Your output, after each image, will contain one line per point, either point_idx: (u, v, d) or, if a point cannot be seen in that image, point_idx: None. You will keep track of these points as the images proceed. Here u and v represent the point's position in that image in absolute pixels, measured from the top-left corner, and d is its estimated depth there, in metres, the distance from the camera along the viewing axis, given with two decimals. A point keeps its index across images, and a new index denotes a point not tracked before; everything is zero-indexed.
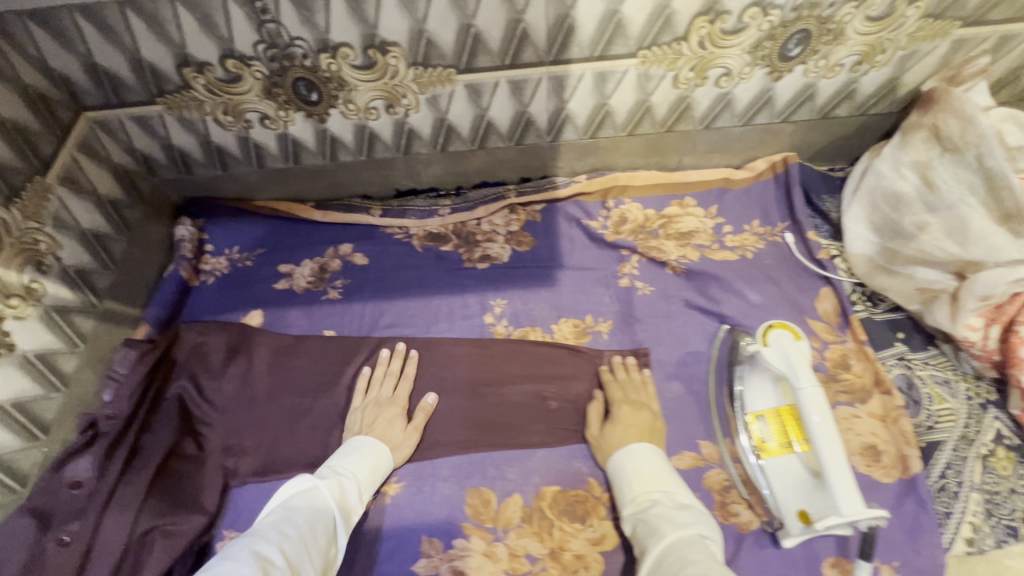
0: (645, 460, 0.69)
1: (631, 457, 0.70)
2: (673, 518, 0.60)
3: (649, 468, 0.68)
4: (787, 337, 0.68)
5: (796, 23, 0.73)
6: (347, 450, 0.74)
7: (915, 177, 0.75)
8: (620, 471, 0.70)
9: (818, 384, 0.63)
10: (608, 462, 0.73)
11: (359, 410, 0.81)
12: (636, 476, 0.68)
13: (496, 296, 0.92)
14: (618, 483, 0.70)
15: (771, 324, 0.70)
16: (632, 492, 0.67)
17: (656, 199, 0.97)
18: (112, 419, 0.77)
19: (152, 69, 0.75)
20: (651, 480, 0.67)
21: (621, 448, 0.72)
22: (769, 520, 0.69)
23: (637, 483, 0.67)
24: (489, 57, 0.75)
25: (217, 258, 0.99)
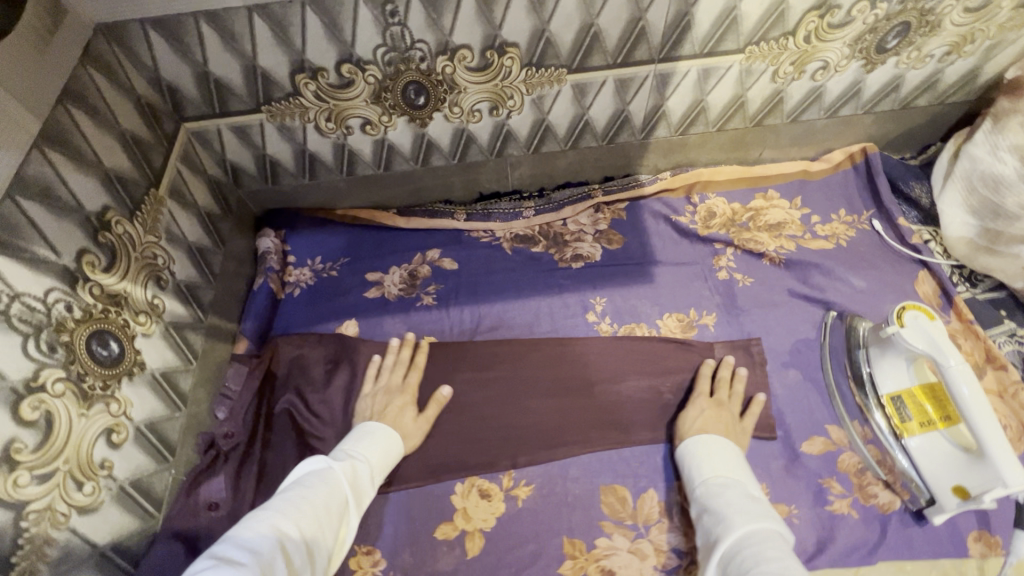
0: (717, 450, 0.69)
1: (700, 446, 0.70)
2: (740, 504, 0.60)
3: (717, 457, 0.68)
4: (923, 318, 0.69)
5: (899, 16, 0.76)
6: (359, 435, 0.73)
7: (1015, 160, 0.77)
8: (690, 460, 0.70)
9: (965, 362, 0.65)
10: (679, 450, 0.73)
11: (368, 397, 0.80)
12: (704, 465, 0.68)
13: (596, 294, 0.92)
14: (686, 470, 0.70)
15: (903, 306, 0.71)
16: (700, 479, 0.67)
17: (742, 192, 0.99)
18: (230, 437, 0.75)
19: (265, 76, 0.73)
20: (718, 469, 0.66)
21: (690, 438, 0.72)
22: (912, 498, 0.70)
23: (704, 471, 0.67)
24: (603, 56, 0.76)
25: (300, 269, 0.96)
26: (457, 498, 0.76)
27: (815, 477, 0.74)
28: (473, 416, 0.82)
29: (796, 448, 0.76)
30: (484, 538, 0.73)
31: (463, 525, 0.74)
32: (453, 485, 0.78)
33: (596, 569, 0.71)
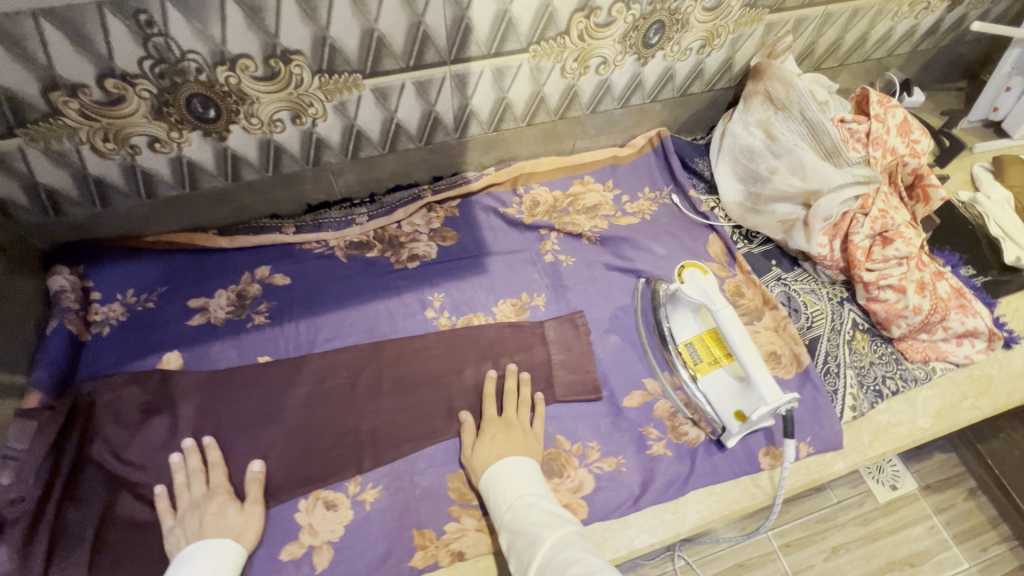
0: (517, 466, 0.71)
1: (497, 472, 0.72)
2: (546, 527, 0.62)
3: (515, 478, 0.70)
4: (697, 273, 0.81)
5: (653, 15, 0.87)
6: (180, 565, 0.65)
7: (761, 133, 0.94)
8: (490, 490, 0.71)
9: (730, 305, 0.76)
10: (478, 480, 0.73)
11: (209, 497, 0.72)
12: (505, 490, 0.69)
13: (433, 291, 0.95)
14: (490, 500, 0.70)
15: (683, 265, 0.83)
16: (503, 508, 0.68)
17: (561, 180, 1.07)
18: (17, 503, 0.67)
19: (10, 97, 0.66)
20: (517, 491, 0.69)
21: (488, 467, 0.73)
22: (713, 429, 0.81)
23: (505, 496, 0.69)
24: (394, 59, 0.78)
25: (108, 305, 0.88)
26: (300, 515, 0.74)
27: (635, 427, 0.82)
28: (313, 429, 0.81)
29: (618, 404, 0.84)
30: (332, 550, 0.72)
31: (309, 541, 0.73)
32: (296, 502, 0.75)
33: (446, 554, 0.73)
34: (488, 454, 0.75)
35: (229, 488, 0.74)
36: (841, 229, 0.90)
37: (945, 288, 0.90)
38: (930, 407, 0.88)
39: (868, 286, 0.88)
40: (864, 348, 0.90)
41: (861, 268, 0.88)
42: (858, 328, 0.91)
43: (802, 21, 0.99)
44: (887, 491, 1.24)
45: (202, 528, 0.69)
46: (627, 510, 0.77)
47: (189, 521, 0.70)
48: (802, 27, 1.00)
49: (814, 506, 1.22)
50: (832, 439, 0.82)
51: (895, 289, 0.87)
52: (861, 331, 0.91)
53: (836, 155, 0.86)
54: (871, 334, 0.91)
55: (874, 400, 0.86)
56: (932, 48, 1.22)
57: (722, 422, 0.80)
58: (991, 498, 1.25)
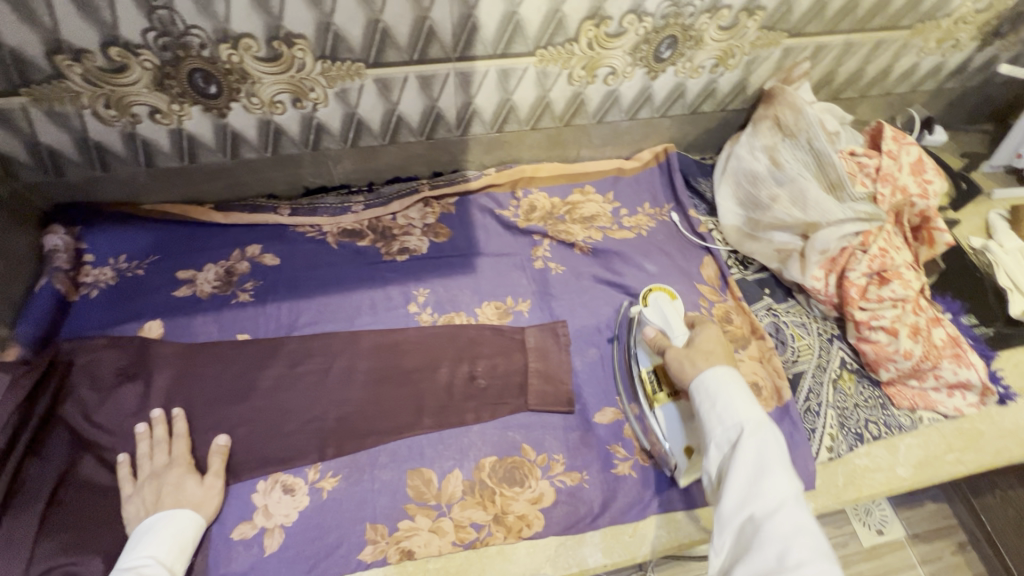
0: (737, 389, 0.63)
1: (722, 385, 0.64)
2: (773, 469, 0.55)
3: (746, 398, 0.61)
4: (663, 298, 0.83)
5: (665, 30, 0.86)
6: (140, 536, 0.66)
7: (766, 158, 0.92)
8: (709, 395, 0.64)
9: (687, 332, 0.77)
10: (698, 378, 0.66)
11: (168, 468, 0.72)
12: (731, 407, 0.61)
13: (419, 286, 0.94)
14: (703, 404, 0.64)
15: (651, 287, 0.85)
16: (724, 422, 0.61)
17: (561, 188, 1.06)
18: None
19: (16, 57, 0.67)
20: (748, 413, 0.60)
21: (703, 369, 0.67)
22: (666, 463, 0.78)
23: (734, 413, 0.61)
24: (397, 51, 0.78)
25: (100, 268, 0.89)
26: (257, 496, 0.74)
27: (603, 444, 0.81)
28: (280, 412, 0.81)
29: (589, 419, 0.83)
30: (284, 534, 0.72)
31: (262, 523, 0.73)
32: (255, 483, 0.75)
33: (396, 551, 0.72)
34: (697, 361, 0.69)
35: (190, 460, 0.74)
36: (838, 265, 0.87)
37: (940, 335, 0.87)
38: (912, 456, 0.85)
39: (859, 325, 0.85)
40: (849, 389, 0.87)
41: (853, 305, 0.85)
42: (846, 367, 0.88)
43: (821, 49, 0.97)
44: (872, 534, 1.21)
45: (158, 499, 0.70)
46: (583, 528, 0.76)
47: (147, 490, 0.71)
48: (821, 54, 0.98)
49: None
50: (804, 479, 0.80)
51: (888, 331, 0.84)
52: (848, 371, 0.88)
53: (840, 188, 0.86)
54: (859, 375, 0.89)
55: (853, 443, 0.84)
56: (959, 88, 1.18)
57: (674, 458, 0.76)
58: (980, 554, 1.20)
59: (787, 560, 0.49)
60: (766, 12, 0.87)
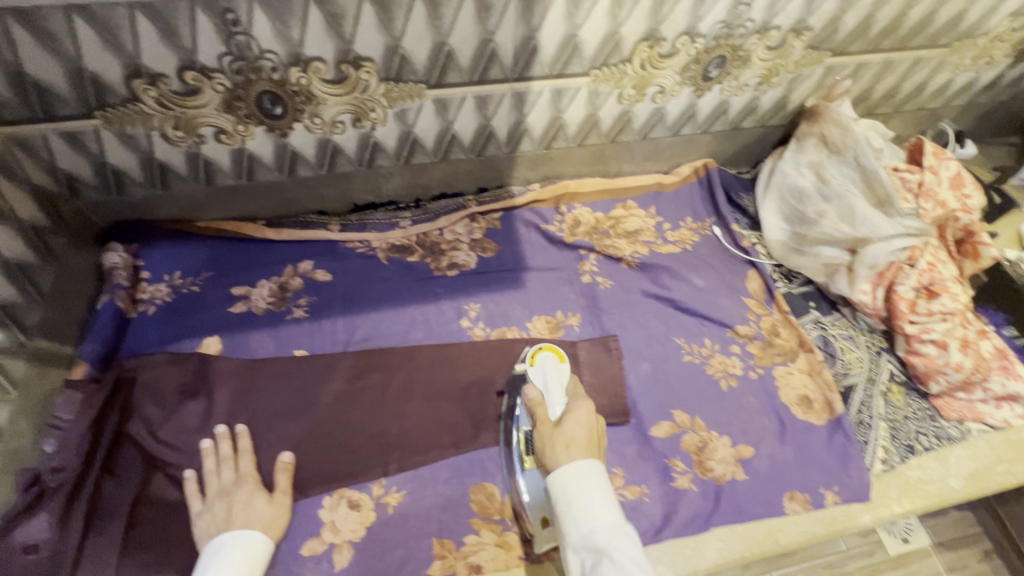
0: (592, 486, 0.62)
1: (577, 484, 0.63)
2: (635, 574, 0.54)
3: (600, 499, 0.61)
4: (550, 358, 0.85)
5: (716, 50, 0.88)
6: (209, 556, 0.65)
7: (811, 175, 0.94)
8: (564, 496, 0.63)
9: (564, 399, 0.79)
10: (552, 477, 0.65)
11: (237, 486, 0.72)
12: (588, 510, 0.60)
13: (469, 301, 0.96)
14: (560, 505, 0.63)
15: (541, 346, 0.87)
16: (582, 529, 0.60)
17: (603, 203, 1.07)
18: (59, 472, 0.69)
19: (95, 80, 0.69)
20: (603, 518, 0.60)
21: (563, 462, 0.65)
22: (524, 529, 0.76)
23: (589, 517, 0.60)
24: (459, 73, 0.80)
25: (155, 285, 0.89)
26: (324, 512, 0.75)
27: (661, 458, 0.81)
28: (343, 427, 0.81)
29: (646, 433, 0.83)
30: (352, 549, 0.73)
31: (330, 538, 0.73)
32: (321, 499, 0.76)
33: (464, 566, 0.73)
34: (557, 450, 0.67)
35: (257, 477, 0.74)
36: (886, 278, 0.89)
37: (987, 348, 0.88)
38: (963, 467, 0.86)
39: (909, 338, 0.86)
40: (899, 401, 0.88)
41: (903, 319, 0.87)
42: (895, 379, 0.90)
43: (862, 67, 0.99)
44: (899, 544, 1.22)
45: (230, 515, 0.69)
46: (646, 541, 0.76)
47: (217, 506, 0.70)
48: (862, 71, 1.00)
49: (821, 552, 1.19)
50: (861, 491, 0.81)
51: (938, 344, 0.85)
52: (897, 383, 0.90)
53: (889, 205, 0.88)
54: (908, 387, 0.90)
55: (905, 454, 0.85)
56: (989, 102, 1.20)
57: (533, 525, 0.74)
58: (1007, 562, 1.21)
59: None
60: (813, 32, 0.89)
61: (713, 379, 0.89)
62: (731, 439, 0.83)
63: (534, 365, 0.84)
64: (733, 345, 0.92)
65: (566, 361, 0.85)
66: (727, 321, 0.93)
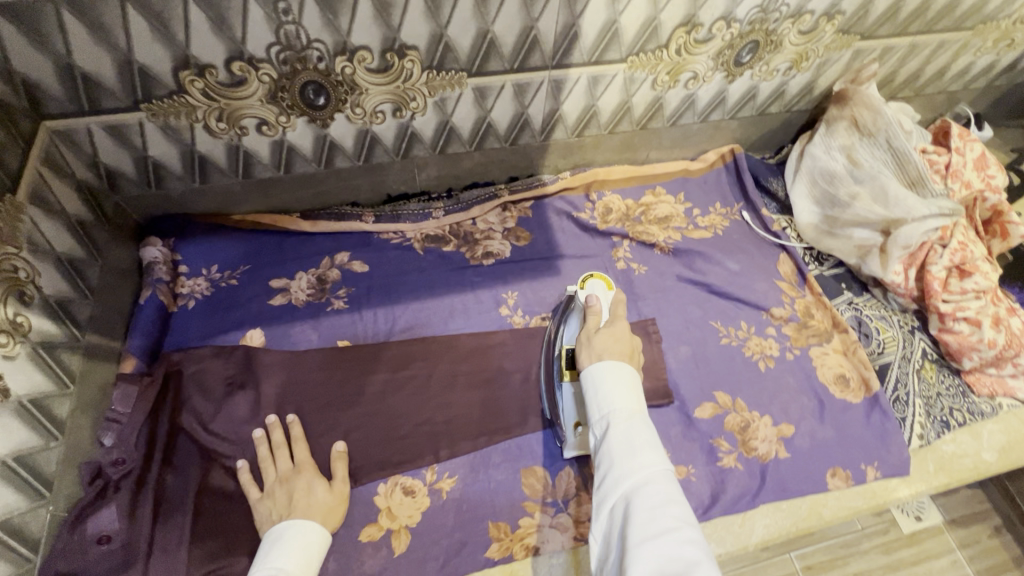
0: (620, 377, 0.64)
1: (605, 374, 0.65)
2: (639, 451, 0.56)
3: (624, 388, 0.63)
4: (599, 284, 0.86)
5: (750, 35, 0.88)
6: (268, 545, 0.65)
7: (843, 158, 0.95)
8: (592, 382, 0.65)
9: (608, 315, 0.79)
10: (585, 368, 0.68)
11: (295, 474, 0.72)
12: (609, 395, 0.62)
13: (507, 289, 0.96)
14: (587, 389, 0.66)
15: (591, 274, 0.88)
16: (602, 409, 0.62)
17: (633, 190, 1.08)
18: (120, 464, 0.69)
19: (144, 72, 0.68)
20: (622, 403, 0.61)
21: (594, 360, 0.68)
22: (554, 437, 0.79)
23: (609, 401, 0.62)
24: (500, 60, 0.80)
25: (194, 279, 0.89)
26: (379, 499, 0.76)
27: (707, 438, 0.83)
28: (392, 415, 0.82)
29: (689, 414, 0.85)
30: (410, 535, 0.74)
31: (387, 525, 0.74)
32: (375, 486, 0.77)
33: (521, 548, 0.74)
34: (596, 350, 0.69)
35: (315, 465, 0.75)
36: (917, 259, 0.90)
37: (1017, 324, 0.90)
38: (995, 441, 0.88)
39: (943, 317, 0.88)
40: (932, 378, 0.91)
41: (937, 298, 0.88)
42: (927, 357, 0.92)
43: (889, 50, 1.00)
44: (912, 522, 1.24)
45: (291, 504, 0.69)
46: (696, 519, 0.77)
47: (278, 493, 0.71)
48: (888, 55, 1.01)
49: (837, 531, 1.21)
50: (900, 466, 0.83)
51: (971, 322, 0.87)
52: (929, 361, 0.92)
53: (921, 185, 0.90)
54: (939, 365, 0.92)
55: (941, 430, 0.87)
56: (1006, 85, 1.22)
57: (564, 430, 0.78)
58: (1017, 537, 1.24)
59: (644, 534, 0.49)
60: (844, 16, 0.90)
61: (752, 361, 0.90)
62: (773, 418, 0.85)
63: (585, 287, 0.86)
64: (768, 328, 0.93)
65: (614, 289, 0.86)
66: (762, 304, 0.95)
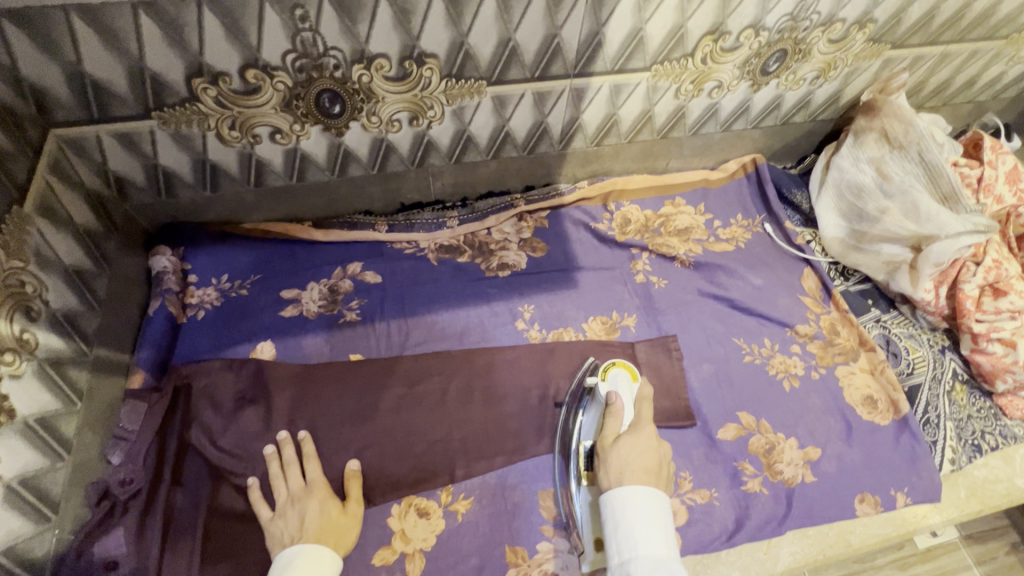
0: (643, 517, 0.60)
1: (627, 509, 0.61)
2: None
3: (649, 531, 0.59)
4: (623, 375, 0.80)
5: (778, 44, 0.86)
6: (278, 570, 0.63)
7: (872, 170, 0.92)
8: (613, 518, 0.62)
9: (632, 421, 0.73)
10: (603, 498, 0.65)
11: (305, 496, 0.70)
12: (633, 538, 0.59)
13: (523, 302, 0.94)
14: (609, 527, 0.62)
15: (614, 361, 0.82)
16: (625, 555, 0.59)
17: (652, 200, 1.05)
18: (128, 484, 0.68)
19: (156, 80, 0.66)
20: (647, 549, 0.58)
21: (614, 486, 0.65)
22: (570, 546, 0.73)
23: (632, 546, 0.59)
24: (520, 69, 0.78)
25: (204, 289, 0.87)
26: (393, 520, 0.73)
27: (731, 461, 0.80)
28: (406, 433, 0.80)
29: (712, 436, 0.82)
30: (425, 558, 0.71)
31: (402, 547, 0.72)
32: (389, 507, 0.74)
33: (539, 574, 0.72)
34: (618, 472, 0.66)
35: (326, 485, 0.72)
36: (949, 277, 0.87)
37: None
38: None
39: (976, 337, 0.85)
40: (963, 400, 0.88)
41: (969, 317, 0.86)
42: (958, 378, 0.89)
43: (919, 59, 0.97)
44: (928, 539, 1.21)
45: (303, 526, 0.67)
46: (720, 546, 0.75)
47: (290, 514, 0.68)
48: (918, 64, 0.98)
49: None
50: (931, 492, 0.80)
51: (1005, 343, 0.84)
52: (960, 382, 0.89)
53: (954, 200, 0.87)
54: (970, 386, 0.89)
55: (972, 454, 0.84)
56: None
57: (582, 543, 0.71)
58: None
59: None
60: (876, 24, 0.87)
61: (776, 380, 0.87)
62: (799, 441, 0.82)
63: (607, 379, 0.79)
64: (793, 345, 0.90)
65: (639, 381, 0.81)
66: (787, 320, 0.92)
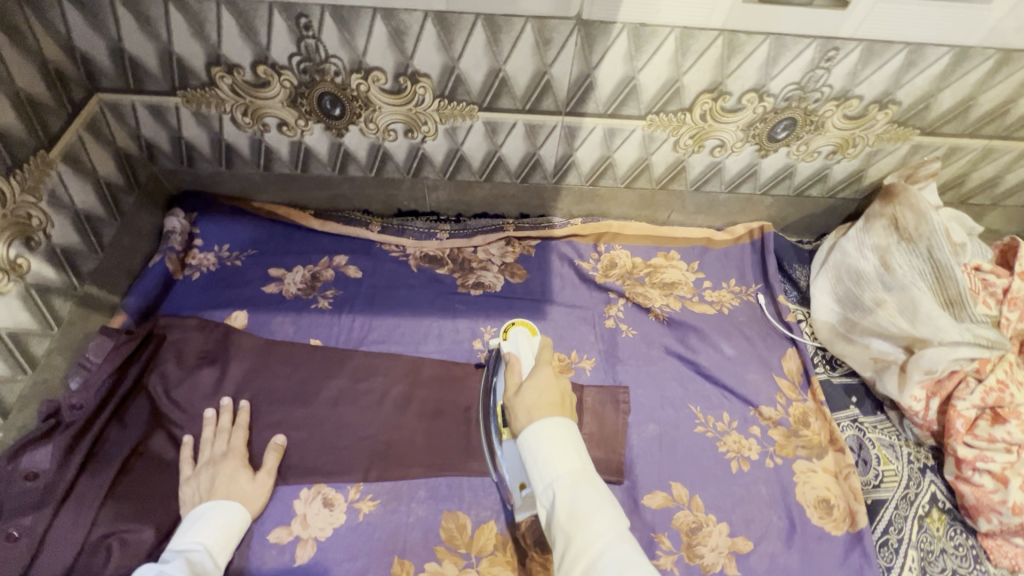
0: (556, 439, 0.62)
1: (540, 436, 0.63)
2: (591, 520, 0.55)
3: (563, 450, 0.61)
4: (522, 333, 0.82)
5: (786, 111, 0.83)
6: (191, 522, 0.68)
7: (875, 259, 0.86)
8: (529, 449, 0.63)
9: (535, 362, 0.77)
10: (519, 434, 0.65)
11: (220, 459, 0.75)
12: (549, 461, 0.61)
13: (487, 323, 0.94)
14: (527, 459, 0.63)
15: (514, 323, 0.85)
16: (545, 478, 0.61)
17: (644, 249, 1.03)
18: (76, 410, 0.74)
19: (181, 64, 0.75)
20: (565, 466, 0.60)
21: (525, 426, 0.65)
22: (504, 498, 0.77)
23: (551, 468, 0.61)
24: (511, 99, 0.80)
25: (204, 254, 0.95)
26: (298, 503, 0.76)
27: (648, 531, 0.76)
28: (336, 424, 0.83)
29: (637, 499, 0.78)
30: (315, 547, 0.73)
31: (297, 531, 0.74)
32: (298, 490, 0.77)
33: None
34: (528, 413, 0.66)
35: (244, 455, 0.76)
36: (944, 389, 0.79)
37: None
38: None
39: (960, 463, 0.76)
40: (938, 530, 0.77)
41: (957, 440, 0.77)
42: (936, 505, 0.79)
43: (956, 151, 0.89)
44: None
45: (211, 488, 0.72)
46: None
47: (203, 475, 0.73)
48: (955, 156, 0.90)
49: None
50: None
51: (995, 477, 0.74)
52: (938, 510, 0.79)
53: (959, 306, 0.80)
54: (951, 517, 0.78)
55: None
56: None
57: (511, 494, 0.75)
58: None
59: None
60: (900, 106, 0.82)
61: (724, 459, 0.82)
62: (729, 528, 0.76)
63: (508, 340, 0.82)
64: (753, 427, 0.84)
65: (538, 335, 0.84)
66: (752, 399, 0.86)
